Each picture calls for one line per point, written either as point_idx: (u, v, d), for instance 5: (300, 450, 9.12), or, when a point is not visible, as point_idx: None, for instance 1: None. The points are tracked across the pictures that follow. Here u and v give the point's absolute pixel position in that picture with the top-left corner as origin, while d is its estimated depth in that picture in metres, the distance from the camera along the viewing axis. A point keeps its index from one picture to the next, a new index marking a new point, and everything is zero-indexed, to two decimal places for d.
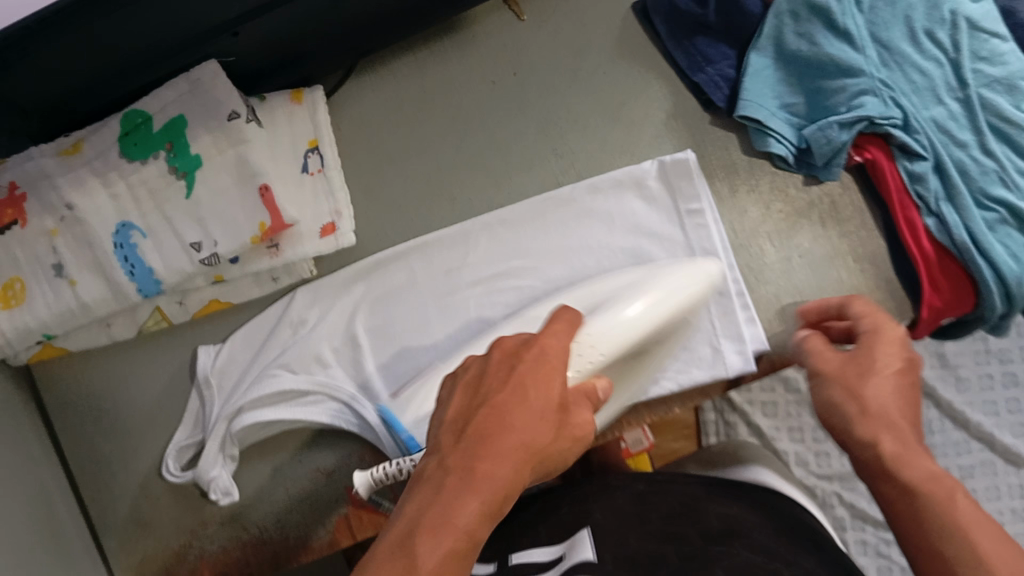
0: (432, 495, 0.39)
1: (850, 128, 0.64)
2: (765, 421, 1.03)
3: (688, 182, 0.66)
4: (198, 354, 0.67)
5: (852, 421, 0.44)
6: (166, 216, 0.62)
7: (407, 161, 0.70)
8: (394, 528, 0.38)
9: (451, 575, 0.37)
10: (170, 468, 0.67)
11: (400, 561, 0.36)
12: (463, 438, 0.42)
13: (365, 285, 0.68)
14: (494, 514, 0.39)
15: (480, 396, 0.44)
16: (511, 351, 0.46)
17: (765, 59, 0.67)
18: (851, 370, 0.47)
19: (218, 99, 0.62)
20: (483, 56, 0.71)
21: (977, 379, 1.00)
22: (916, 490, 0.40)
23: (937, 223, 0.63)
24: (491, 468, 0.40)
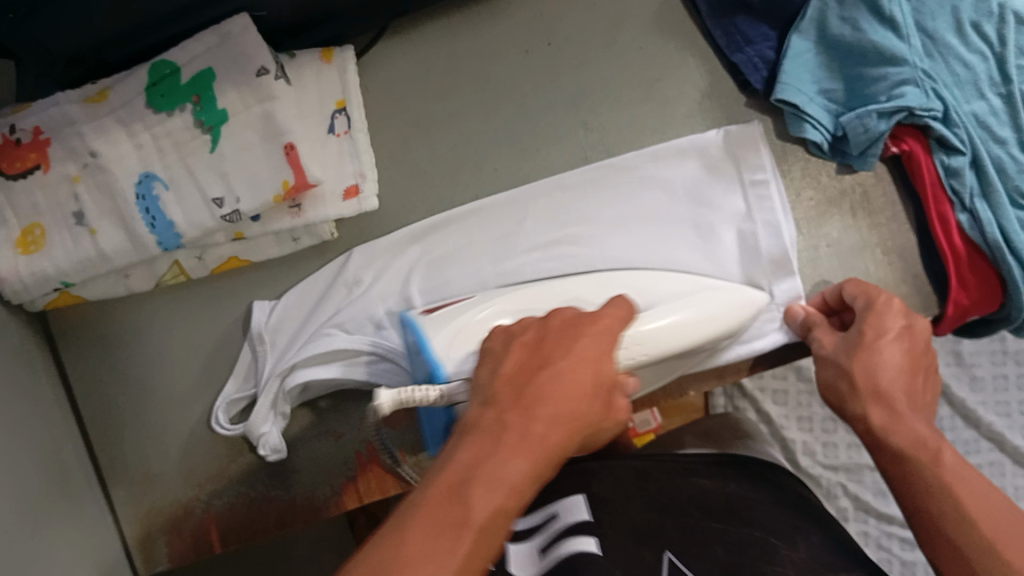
0: (466, 467, 0.40)
1: (890, 118, 0.62)
2: (774, 409, 1.02)
3: (753, 153, 0.65)
4: (254, 308, 0.67)
5: (882, 394, 0.53)
6: (191, 170, 0.62)
7: (437, 127, 0.69)
8: (446, 476, 0.40)
9: (497, 527, 0.39)
10: (220, 420, 0.67)
11: (450, 511, 0.38)
12: (518, 400, 0.44)
13: (421, 246, 0.67)
14: (524, 490, 0.40)
15: (539, 361, 0.46)
16: (570, 323, 0.49)
17: (806, 42, 0.65)
18: (870, 340, 0.55)
19: (248, 54, 0.60)
20: (515, 24, 0.69)
21: (992, 378, 0.98)
22: (903, 458, 0.49)
23: (970, 220, 0.62)
24: (545, 433, 0.42)
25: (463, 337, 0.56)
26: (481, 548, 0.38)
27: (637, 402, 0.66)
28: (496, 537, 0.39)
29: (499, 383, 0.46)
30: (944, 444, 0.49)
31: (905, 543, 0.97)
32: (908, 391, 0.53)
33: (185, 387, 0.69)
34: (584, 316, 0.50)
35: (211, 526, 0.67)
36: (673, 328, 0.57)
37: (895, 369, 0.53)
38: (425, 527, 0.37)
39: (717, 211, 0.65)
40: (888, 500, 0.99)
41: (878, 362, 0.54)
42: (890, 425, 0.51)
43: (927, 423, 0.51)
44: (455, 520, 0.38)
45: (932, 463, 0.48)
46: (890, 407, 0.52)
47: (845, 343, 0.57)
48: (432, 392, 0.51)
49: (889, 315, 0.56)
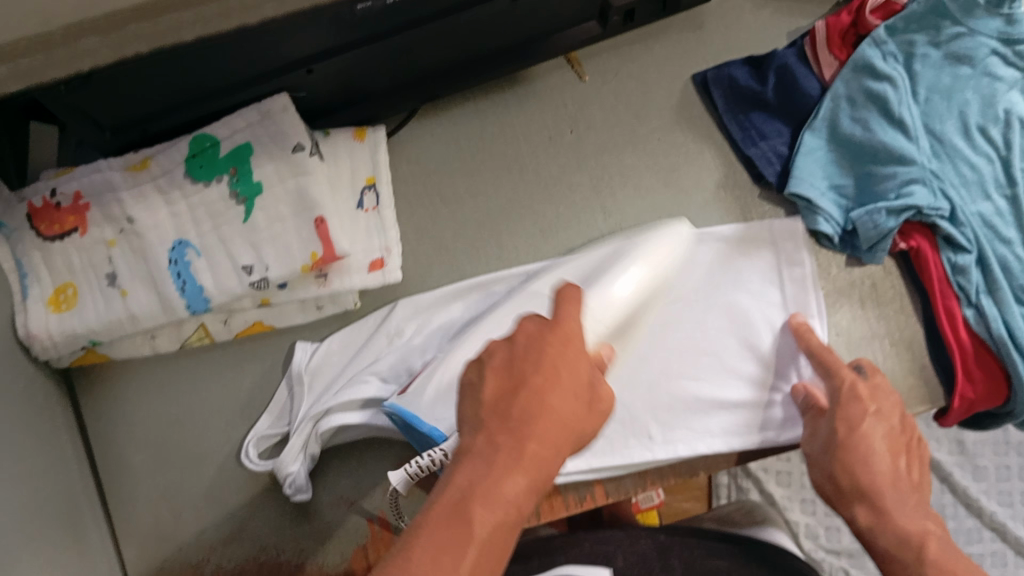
0: (462, 489, 0.39)
1: (898, 216, 0.64)
2: (778, 490, 1.02)
3: (794, 245, 0.68)
4: (295, 350, 0.68)
5: (860, 484, 0.55)
6: (223, 238, 0.64)
7: (460, 204, 0.71)
8: (443, 497, 0.39)
9: (498, 542, 0.39)
10: (249, 454, 0.69)
11: (452, 529, 0.38)
12: (506, 422, 0.42)
13: (463, 304, 0.69)
14: (518, 511, 0.40)
15: (517, 380, 0.43)
16: (536, 335, 0.45)
17: (819, 139, 0.68)
18: (846, 428, 0.58)
19: (286, 132, 0.63)
20: (541, 113, 0.73)
21: (994, 469, 0.99)
22: (891, 555, 0.51)
23: (976, 315, 0.64)
24: (539, 451, 0.41)
25: (445, 392, 0.62)
26: (488, 556, 0.38)
27: (645, 479, 0.65)
28: (503, 546, 0.39)
29: (478, 410, 0.43)
30: (927, 539, 0.50)
31: None
32: (897, 494, 0.54)
33: (202, 448, 0.70)
34: (550, 325, 0.45)
35: None
36: (625, 279, 0.65)
37: (880, 472, 0.56)
38: (436, 536, 0.37)
39: (746, 298, 0.68)
40: None
41: (858, 457, 0.56)
42: (876, 526, 0.53)
43: (911, 513, 0.53)
44: (458, 540, 0.37)
45: (918, 564, 0.49)
46: (874, 506, 0.54)
47: (826, 445, 0.58)
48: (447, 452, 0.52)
49: (856, 404, 0.59)
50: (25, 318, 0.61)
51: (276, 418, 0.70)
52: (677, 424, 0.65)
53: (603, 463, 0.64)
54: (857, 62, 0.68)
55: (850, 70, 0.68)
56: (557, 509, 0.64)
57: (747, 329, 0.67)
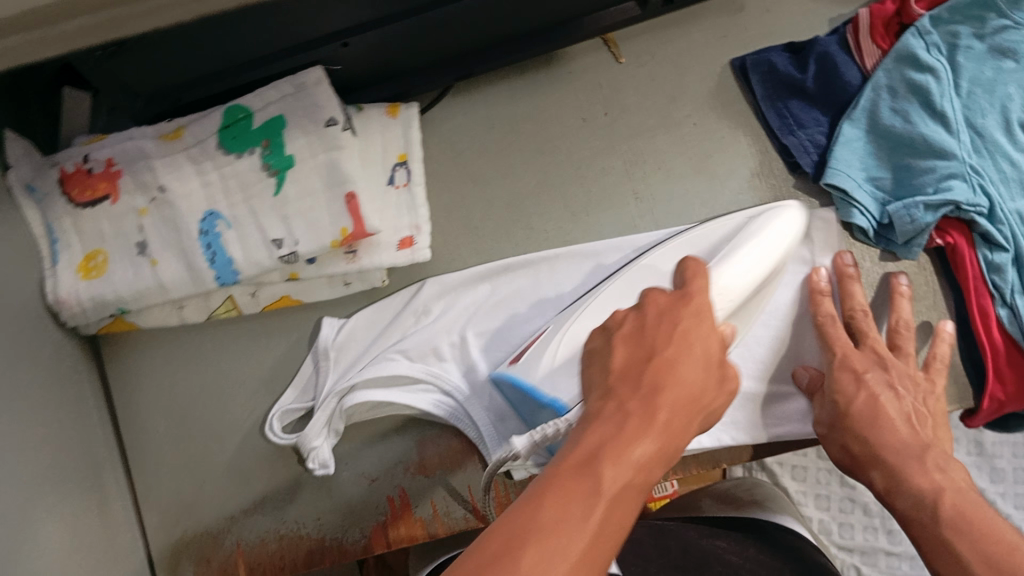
0: (589, 448, 0.36)
1: (936, 211, 0.63)
2: (792, 484, 1.01)
3: (826, 237, 0.67)
4: (322, 325, 0.68)
5: (870, 445, 0.55)
6: (253, 210, 0.64)
7: (491, 184, 0.71)
8: (573, 452, 0.36)
9: (628, 501, 0.34)
10: (273, 428, 0.68)
11: (581, 480, 0.34)
12: (636, 383, 0.39)
13: (490, 285, 0.68)
14: (649, 477, 0.36)
15: (646, 349, 0.41)
16: (665, 306, 0.44)
17: (858, 130, 0.67)
18: (848, 390, 0.59)
19: (320, 105, 0.63)
20: (575, 94, 0.72)
21: (1014, 471, 0.98)
22: (908, 518, 0.50)
23: (1010, 314, 0.64)
24: (669, 419, 0.38)
25: (562, 363, 0.57)
26: (619, 518, 0.33)
27: (666, 468, 0.65)
28: (631, 510, 0.34)
29: (609, 380, 0.40)
30: (942, 494, 0.48)
31: None
32: (924, 451, 0.53)
33: (225, 418, 0.70)
34: (679, 297, 0.45)
35: (240, 561, 0.67)
36: (754, 258, 0.60)
37: (892, 434, 0.55)
38: (557, 491, 0.33)
39: (774, 289, 0.67)
40: None
41: (863, 414, 0.57)
42: (896, 487, 0.52)
43: (926, 470, 0.51)
44: (586, 490, 0.33)
45: (934, 523, 0.47)
46: (888, 468, 0.53)
47: (833, 419, 0.59)
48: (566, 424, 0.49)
49: (853, 361, 0.61)
50: (54, 283, 0.62)
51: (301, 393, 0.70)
52: None
53: None
54: (900, 52, 0.67)
55: (893, 59, 0.67)
56: None
57: (774, 322, 0.67)
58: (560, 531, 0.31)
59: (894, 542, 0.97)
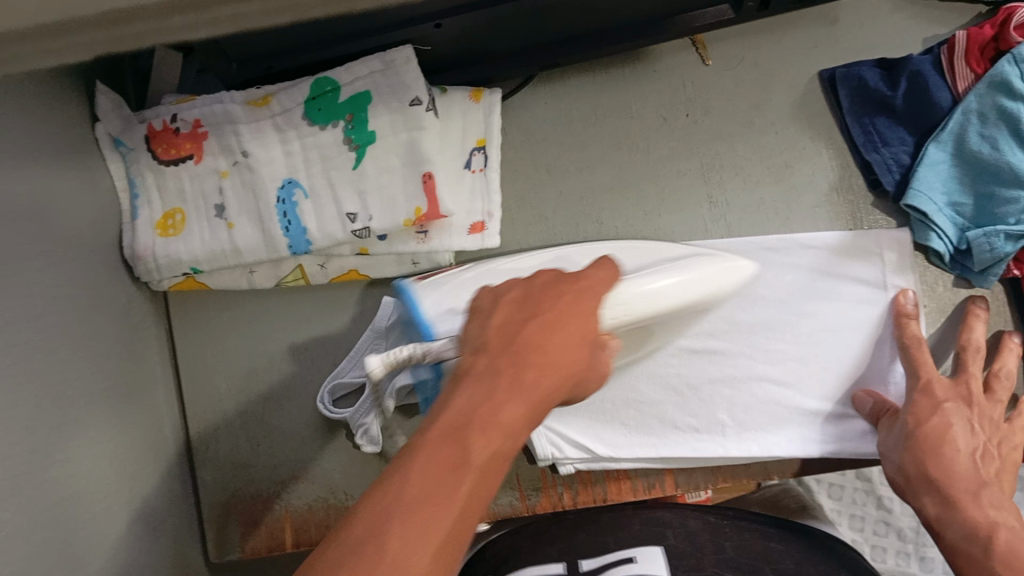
0: (427, 463, 0.35)
1: (1016, 241, 0.63)
2: (827, 502, 1.00)
3: (897, 258, 0.67)
4: (380, 304, 0.69)
5: (930, 476, 0.58)
6: (332, 183, 0.65)
7: (566, 176, 0.71)
8: (402, 473, 0.35)
9: (463, 522, 0.35)
10: (324, 399, 0.69)
11: (420, 506, 0.34)
12: (512, 345, 0.41)
13: None
14: (486, 487, 0.36)
15: (535, 309, 0.43)
16: (554, 280, 0.46)
17: (943, 153, 0.66)
18: (922, 412, 0.61)
19: (406, 84, 0.63)
20: (659, 91, 0.71)
21: None
22: (953, 549, 0.55)
23: None
24: (517, 407, 0.38)
25: (450, 296, 0.59)
26: (480, 489, 0.36)
27: (716, 475, 0.67)
28: (497, 478, 0.36)
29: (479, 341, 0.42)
30: (997, 530, 0.53)
31: None
32: (981, 490, 0.56)
33: (284, 384, 0.72)
34: (564, 277, 0.46)
35: (285, 524, 0.70)
36: (679, 285, 0.57)
37: (957, 466, 0.58)
38: (426, 461, 0.35)
39: (831, 309, 0.67)
40: None
41: (943, 435, 0.59)
42: (945, 517, 0.56)
43: (986, 508, 0.55)
44: (403, 519, 0.33)
45: (985, 556, 0.52)
46: (943, 497, 0.57)
47: (899, 442, 0.61)
48: (419, 350, 0.51)
49: (937, 386, 0.61)
50: (133, 237, 0.65)
51: (355, 365, 0.69)
52: (752, 425, 0.66)
53: (673, 455, 0.66)
54: (994, 77, 0.64)
55: (986, 83, 0.64)
56: (626, 492, 0.67)
57: (823, 339, 0.67)
58: (427, 509, 0.34)
59: (925, 569, 0.94)
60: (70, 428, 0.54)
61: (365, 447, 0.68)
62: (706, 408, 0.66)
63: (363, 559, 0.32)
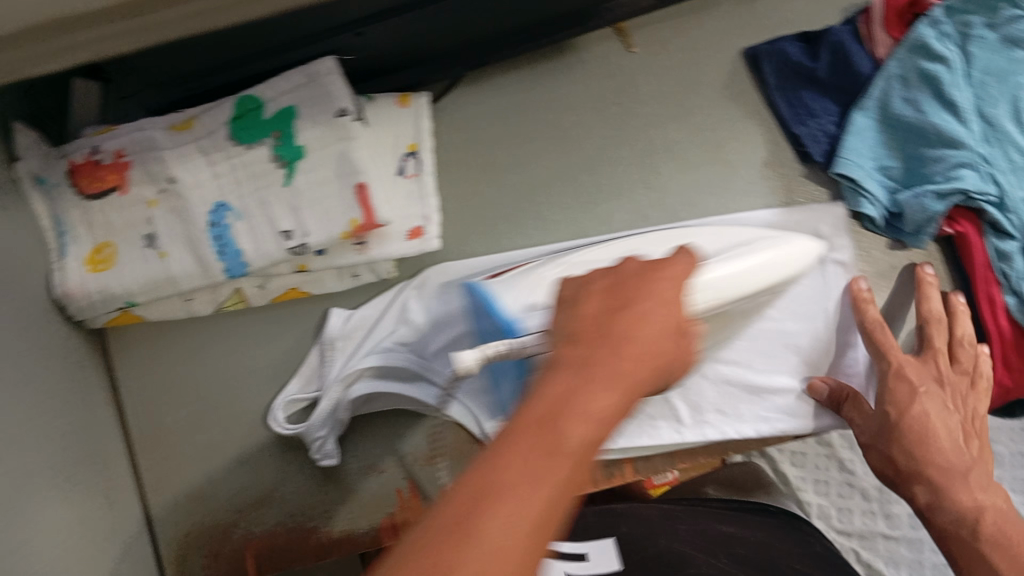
0: (527, 448, 0.32)
1: (946, 199, 0.64)
2: (791, 471, 0.90)
3: (837, 233, 0.68)
4: (329, 315, 0.68)
5: (910, 461, 0.59)
6: (263, 202, 0.63)
7: (502, 175, 0.70)
8: (500, 460, 0.31)
9: (565, 502, 0.32)
10: (277, 419, 0.68)
11: (522, 487, 0.30)
12: (603, 333, 0.38)
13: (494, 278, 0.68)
14: (584, 468, 0.33)
15: (618, 300, 0.40)
16: (642, 271, 0.43)
17: (868, 119, 0.67)
18: (902, 400, 0.61)
19: (330, 94, 0.62)
20: (587, 80, 0.70)
21: None
22: (944, 539, 0.56)
23: (1017, 303, 0.65)
24: (607, 394, 0.35)
25: (530, 289, 0.59)
26: (573, 480, 0.32)
27: (676, 457, 0.67)
28: (589, 470, 0.33)
29: (578, 323, 0.39)
30: (983, 514, 0.54)
31: None
32: (969, 472, 0.58)
33: (234, 411, 0.70)
34: (647, 267, 0.43)
35: (249, 552, 0.68)
36: (746, 270, 0.60)
37: (941, 454, 0.59)
38: (517, 449, 0.32)
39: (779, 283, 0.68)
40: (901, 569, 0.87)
41: (921, 423, 0.60)
42: (935, 504, 0.57)
43: (974, 495, 0.56)
44: (516, 503, 0.30)
45: (972, 538, 0.53)
46: (932, 485, 0.58)
47: (878, 429, 0.62)
48: (446, 360, 0.49)
49: (911, 372, 0.63)
50: (62, 276, 0.62)
51: (305, 383, 0.69)
52: (708, 407, 0.66)
53: (632, 445, 0.66)
54: (913, 43, 0.66)
55: (906, 49, 0.66)
56: (584, 484, 0.67)
57: (773, 316, 0.67)
58: (523, 494, 0.30)
59: (893, 526, 0.88)
60: (12, 480, 0.51)
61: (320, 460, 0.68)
62: (661, 394, 0.66)
63: (451, 543, 0.29)
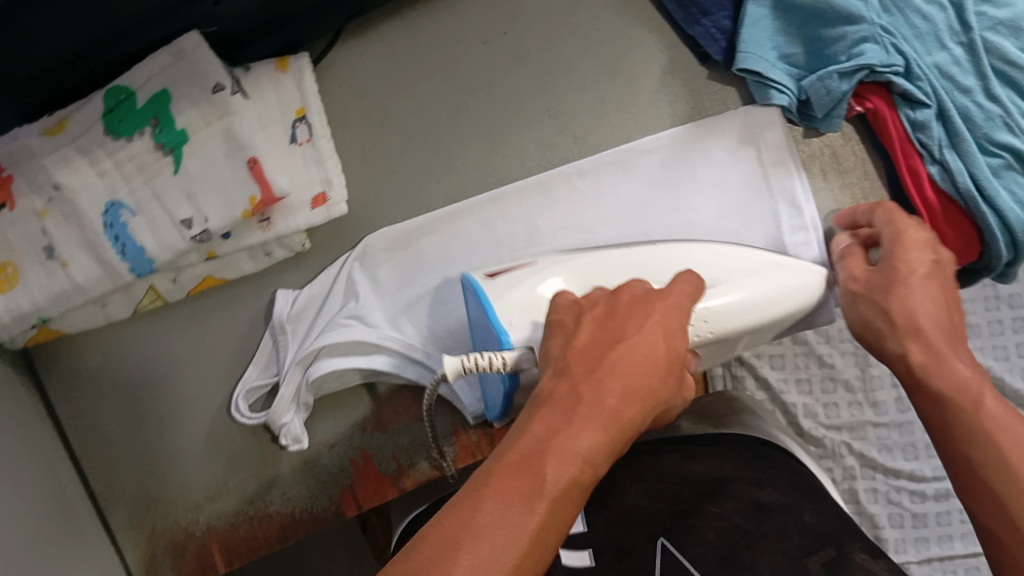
0: (504, 490, 0.38)
1: (851, 77, 0.62)
2: (772, 373, 0.92)
3: (768, 133, 0.66)
4: (276, 298, 0.66)
5: (908, 314, 0.53)
6: (156, 193, 0.61)
7: (400, 124, 0.68)
8: (464, 506, 0.37)
9: (545, 541, 0.37)
10: (240, 408, 0.67)
11: (496, 531, 0.36)
12: (593, 371, 0.43)
13: (424, 232, 0.67)
14: (563, 506, 0.38)
15: (612, 335, 0.46)
16: (641, 298, 0.49)
17: (763, 9, 0.64)
18: (902, 266, 0.55)
19: (203, 71, 0.60)
20: (473, 15, 0.69)
21: (988, 324, 0.92)
22: (944, 402, 0.49)
23: (941, 171, 0.63)
24: (586, 435, 0.40)
25: (528, 307, 0.54)
26: (556, 516, 0.38)
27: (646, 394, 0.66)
28: (569, 506, 0.39)
29: (568, 355, 0.45)
30: (985, 389, 0.48)
31: (915, 494, 0.91)
32: (959, 343, 0.52)
33: (174, 409, 0.69)
34: (652, 293, 0.49)
35: (214, 547, 0.67)
36: (747, 303, 0.55)
37: (941, 314, 0.53)
38: (500, 488, 0.38)
39: (705, 191, 0.66)
40: (895, 454, 0.91)
41: (919, 288, 0.53)
42: (932, 364, 0.50)
43: (969, 362, 0.50)
44: (496, 545, 0.36)
45: (972, 409, 0.47)
46: (931, 347, 0.51)
47: (874, 286, 0.55)
48: (499, 359, 0.49)
49: (916, 249, 0.56)
50: None
51: (263, 367, 0.67)
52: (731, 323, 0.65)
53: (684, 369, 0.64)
54: None
55: None
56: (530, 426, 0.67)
57: (730, 224, 0.66)
58: (497, 534, 0.36)
59: (880, 413, 0.91)
60: None
61: (289, 447, 0.66)
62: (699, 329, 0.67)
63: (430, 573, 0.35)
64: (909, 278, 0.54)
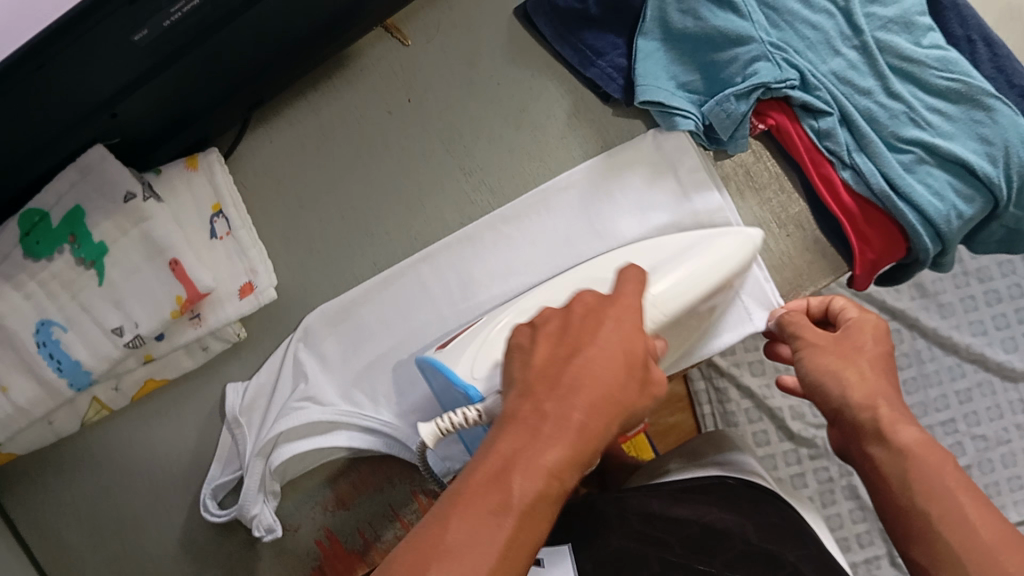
0: (475, 510, 0.38)
1: (748, 98, 0.63)
2: (754, 380, 1.02)
3: (685, 156, 0.67)
4: (227, 393, 0.66)
5: (868, 383, 0.48)
6: (84, 305, 0.62)
7: (320, 202, 0.69)
8: (435, 529, 0.38)
9: (517, 558, 0.38)
10: (210, 507, 0.66)
11: (463, 554, 0.36)
12: (554, 389, 0.42)
13: (359, 303, 0.68)
14: (535, 522, 0.39)
15: (569, 349, 0.44)
16: (594, 306, 0.46)
17: (653, 42, 0.66)
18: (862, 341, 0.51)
19: (111, 181, 0.60)
20: (375, 85, 0.70)
21: (960, 302, 1.05)
22: (908, 453, 0.44)
23: (854, 175, 0.63)
24: (552, 450, 0.40)
25: (482, 357, 0.54)
26: (524, 532, 0.38)
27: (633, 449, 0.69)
28: (539, 522, 0.39)
29: (533, 373, 0.43)
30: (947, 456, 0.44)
31: None
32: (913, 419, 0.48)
33: (131, 518, 0.67)
34: (606, 299, 0.47)
35: None
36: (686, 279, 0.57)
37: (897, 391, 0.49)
38: (471, 507, 0.38)
39: (629, 221, 0.67)
40: None
41: (884, 364, 0.50)
42: (900, 423, 0.46)
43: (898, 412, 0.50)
44: (464, 568, 0.36)
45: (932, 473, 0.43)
46: (900, 413, 0.47)
47: (848, 353, 0.50)
48: (472, 412, 0.49)
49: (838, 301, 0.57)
50: None
51: (226, 464, 0.67)
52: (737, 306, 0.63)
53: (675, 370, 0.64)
54: None
55: None
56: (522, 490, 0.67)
57: None
58: (465, 556, 0.37)
59: None
60: None
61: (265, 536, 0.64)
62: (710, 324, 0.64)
63: None
64: (869, 355, 0.50)
